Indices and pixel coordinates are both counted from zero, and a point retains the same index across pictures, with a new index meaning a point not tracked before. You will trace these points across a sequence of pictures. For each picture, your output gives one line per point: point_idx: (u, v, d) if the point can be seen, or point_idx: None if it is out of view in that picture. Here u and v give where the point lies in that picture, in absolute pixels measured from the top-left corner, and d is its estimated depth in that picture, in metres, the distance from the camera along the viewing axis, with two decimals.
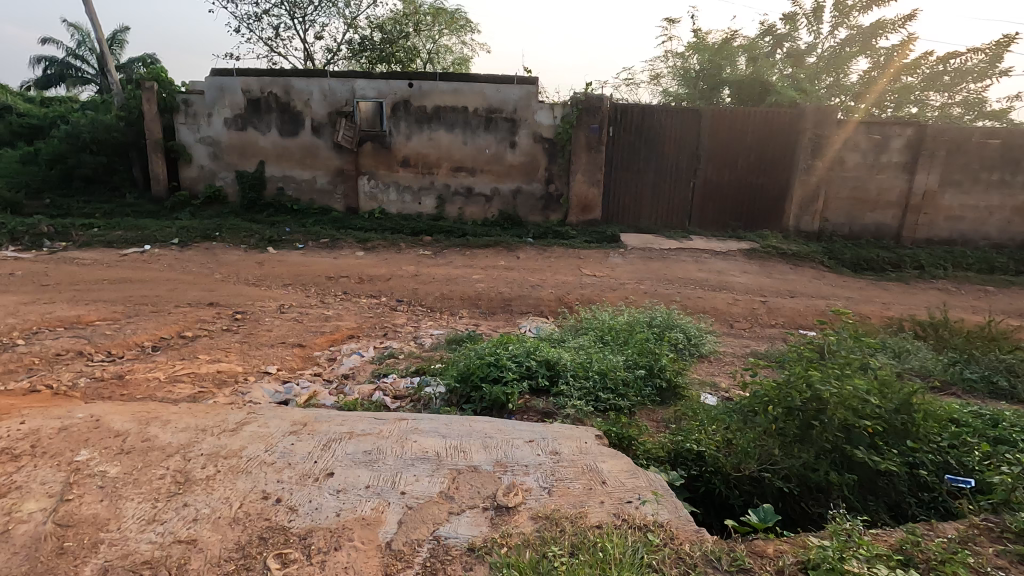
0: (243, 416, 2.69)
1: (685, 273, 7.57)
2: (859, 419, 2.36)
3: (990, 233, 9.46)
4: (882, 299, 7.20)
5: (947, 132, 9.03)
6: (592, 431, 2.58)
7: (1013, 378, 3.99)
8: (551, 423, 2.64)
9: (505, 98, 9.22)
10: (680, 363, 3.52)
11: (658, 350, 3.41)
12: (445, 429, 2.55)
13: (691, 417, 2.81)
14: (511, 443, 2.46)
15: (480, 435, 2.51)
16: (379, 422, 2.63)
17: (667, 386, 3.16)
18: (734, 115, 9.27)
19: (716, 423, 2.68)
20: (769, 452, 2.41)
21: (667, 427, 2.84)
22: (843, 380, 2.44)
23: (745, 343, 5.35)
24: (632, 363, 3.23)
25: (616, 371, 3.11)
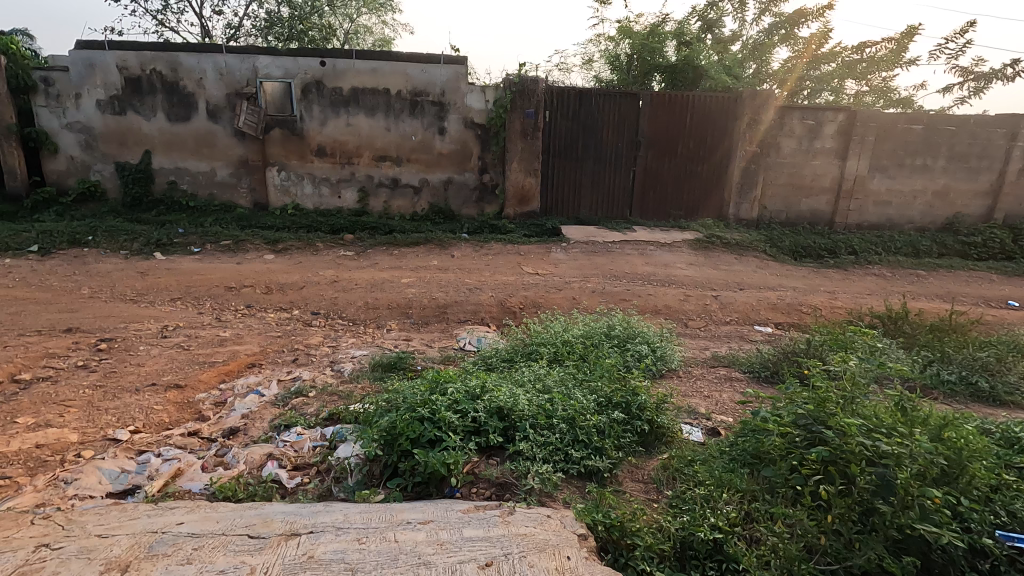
0: (32, 552, 1.81)
1: (632, 268, 7.12)
2: (925, 489, 1.93)
3: (914, 217, 9.72)
4: (827, 288, 7.07)
5: (876, 118, 9.11)
6: (574, 527, 2.00)
7: (990, 377, 3.75)
8: (511, 517, 2.02)
9: (432, 79, 8.37)
10: (655, 389, 2.98)
11: (632, 380, 2.83)
12: (357, 553, 1.81)
13: (690, 477, 2.29)
14: (458, 572, 1.76)
15: (413, 560, 1.80)
16: (254, 546, 1.84)
17: (648, 429, 2.60)
18: (673, 100, 8.90)
19: (727, 489, 2.18)
20: (812, 537, 1.98)
21: (661, 492, 2.29)
22: (910, 440, 2.05)
23: (705, 349, 4.93)
24: (604, 402, 2.64)
25: (587, 415, 2.49)
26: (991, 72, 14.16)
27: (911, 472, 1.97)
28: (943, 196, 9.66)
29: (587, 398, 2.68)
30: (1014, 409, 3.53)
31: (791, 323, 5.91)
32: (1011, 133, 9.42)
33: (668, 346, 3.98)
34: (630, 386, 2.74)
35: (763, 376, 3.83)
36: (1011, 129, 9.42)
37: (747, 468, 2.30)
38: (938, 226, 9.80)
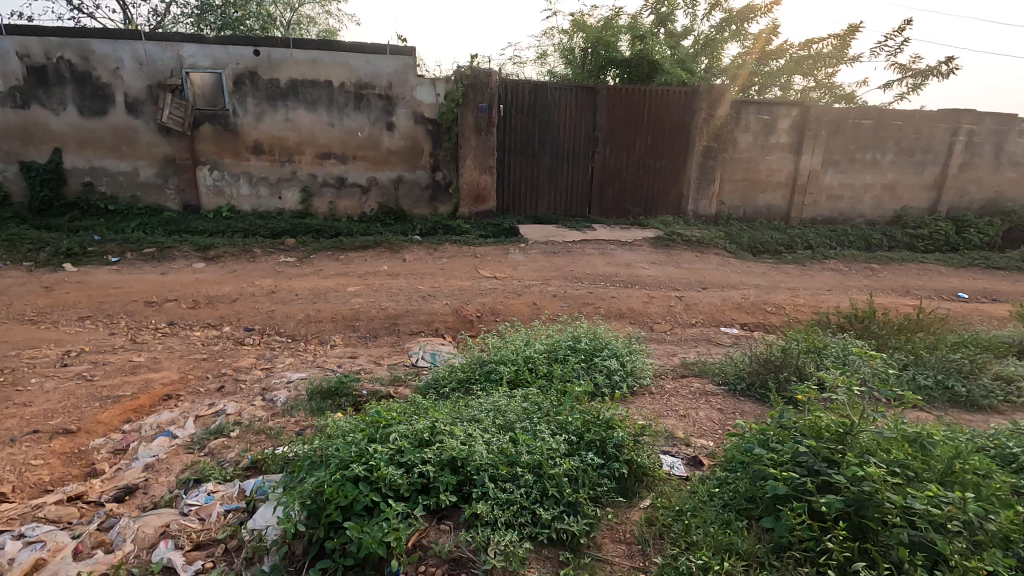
0: None
1: (594, 269, 6.85)
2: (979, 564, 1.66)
3: (865, 211, 9.86)
4: (788, 284, 7.00)
5: (828, 113, 9.16)
6: None
7: (965, 380, 3.63)
8: None
9: (378, 71, 7.83)
10: (629, 415, 2.69)
11: (604, 409, 2.51)
12: None
13: (679, 536, 2.00)
14: None
15: None
16: None
17: (627, 472, 2.29)
18: (630, 95, 8.67)
19: (725, 554, 1.90)
20: None
21: (646, 555, 1.99)
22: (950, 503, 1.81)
23: (674, 357, 4.68)
24: (574, 442, 2.32)
25: (555, 460, 2.18)
26: (928, 69, 14.67)
27: (964, 548, 1.72)
28: (891, 190, 9.84)
29: (555, 436, 2.34)
30: (993, 414, 3.40)
31: (756, 323, 5.77)
32: (953, 128, 9.68)
33: (638, 359, 3.70)
34: (602, 418, 2.42)
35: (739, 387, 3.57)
36: (953, 123, 9.68)
37: (744, 520, 2.02)
38: (887, 219, 9.98)
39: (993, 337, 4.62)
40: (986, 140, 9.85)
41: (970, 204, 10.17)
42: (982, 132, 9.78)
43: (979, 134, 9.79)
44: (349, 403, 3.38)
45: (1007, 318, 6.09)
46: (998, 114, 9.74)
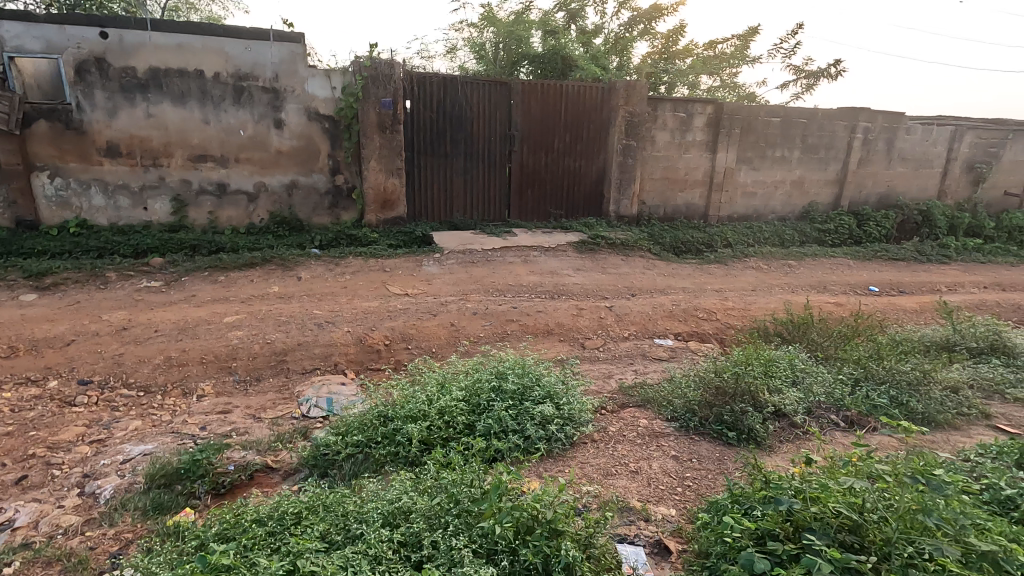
0: None
1: (516, 279, 6.28)
2: None
3: (776, 208, 10.04)
4: (714, 286, 6.80)
5: (740, 111, 9.16)
6: None
7: (917, 394, 3.37)
8: None
9: (260, 60, 6.78)
10: (577, 501, 2.11)
11: (545, 503, 1.92)
12: None
13: None
14: None
15: None
16: None
17: None
18: (545, 90, 8.18)
19: None
20: None
21: None
22: None
23: (610, 382, 4.18)
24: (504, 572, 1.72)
25: None
26: (819, 70, 15.49)
27: None
28: (799, 186, 10.08)
29: (478, 564, 1.73)
30: (950, 431, 3.15)
31: (690, 332, 5.44)
32: (851, 125, 10.04)
33: (577, 396, 3.15)
34: (544, 522, 1.83)
35: (691, 420, 3.08)
36: (852, 121, 10.04)
37: None
38: (796, 215, 10.24)
39: (921, 337, 4.52)
40: (879, 137, 10.33)
41: (867, 197, 10.66)
42: (876, 129, 10.24)
43: (873, 131, 10.24)
44: (207, 487, 2.61)
45: (921, 310, 6.19)
46: (888, 112, 10.23)
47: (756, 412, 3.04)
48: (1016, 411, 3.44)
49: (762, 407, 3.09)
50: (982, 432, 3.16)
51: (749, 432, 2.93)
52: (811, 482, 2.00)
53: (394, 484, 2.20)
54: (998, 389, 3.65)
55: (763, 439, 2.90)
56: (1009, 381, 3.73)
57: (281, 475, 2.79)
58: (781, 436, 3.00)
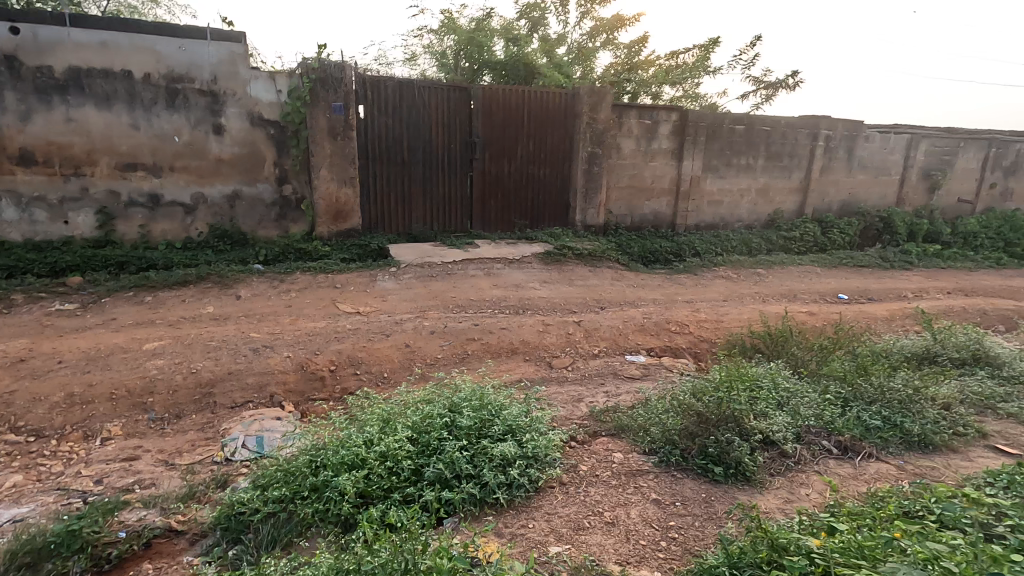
0: None
1: (478, 294, 5.88)
2: None
3: (743, 215, 9.95)
4: (685, 297, 6.55)
5: (705, 118, 9.03)
6: None
7: (910, 413, 3.11)
8: None
9: (196, 60, 6.25)
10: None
11: None
12: None
13: None
14: None
15: None
16: None
17: None
18: (507, 96, 7.87)
19: None
20: None
21: None
22: None
23: (580, 407, 3.82)
24: None
25: None
26: (778, 81, 15.71)
27: None
28: (764, 194, 10.02)
29: None
30: (949, 455, 2.88)
31: (662, 347, 5.15)
32: (813, 133, 10.06)
33: (544, 428, 2.77)
34: None
35: (672, 452, 2.73)
36: (814, 129, 10.05)
37: None
38: (762, 223, 10.17)
39: (901, 347, 4.32)
40: (840, 145, 10.39)
41: (830, 205, 10.69)
42: (837, 137, 10.29)
43: (834, 139, 10.29)
44: (85, 564, 2.15)
45: (892, 318, 6.05)
46: (848, 121, 10.30)
47: (743, 442, 2.70)
48: (1012, 428, 3.21)
49: (749, 435, 2.76)
50: (983, 455, 2.90)
51: (737, 466, 2.59)
52: (832, 559, 1.73)
53: (313, 566, 1.78)
54: (988, 404, 3.43)
55: (753, 474, 2.56)
56: (999, 395, 3.52)
57: (188, 541, 2.35)
58: (772, 468, 2.67)
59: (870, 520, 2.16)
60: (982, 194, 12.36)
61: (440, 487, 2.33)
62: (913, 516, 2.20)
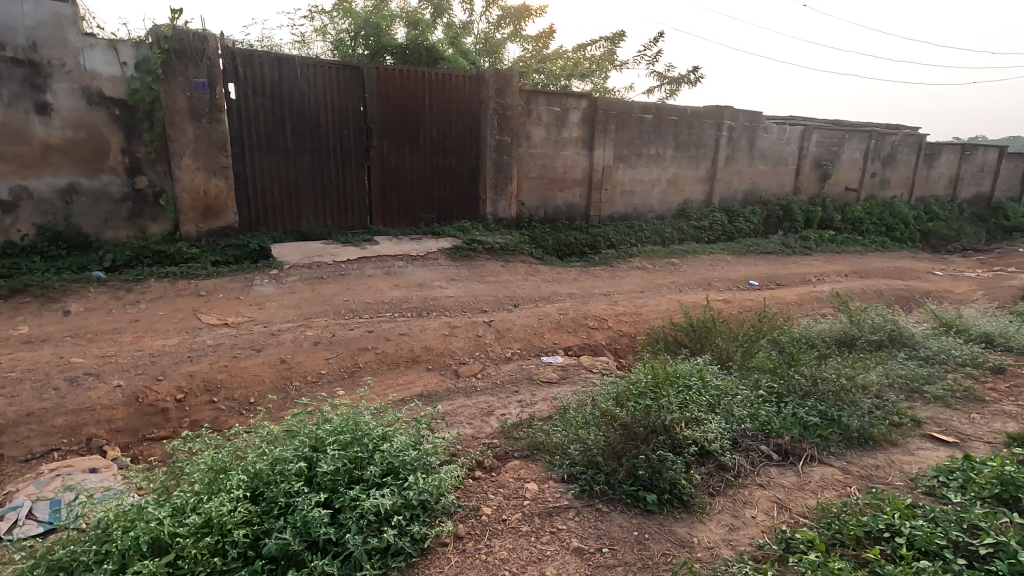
0: None
1: (376, 296, 5.18)
2: None
3: (654, 206, 9.87)
4: (602, 290, 6.21)
5: (614, 106, 8.81)
6: None
7: (847, 406, 2.83)
8: None
9: (6, 22, 5.04)
10: None
11: None
12: None
13: None
14: None
15: None
16: None
17: None
18: (405, 78, 7.18)
19: None
20: None
21: None
22: None
23: (489, 424, 3.28)
24: None
25: None
26: (681, 77, 16.08)
27: None
28: (674, 185, 10.00)
29: None
30: (890, 450, 2.62)
31: (580, 346, 4.73)
32: (717, 123, 10.18)
33: (436, 461, 2.19)
34: None
35: (596, 476, 2.24)
36: (717, 119, 10.18)
37: None
38: (673, 213, 10.16)
39: (820, 332, 4.15)
40: (742, 136, 10.62)
41: (735, 194, 10.92)
42: (738, 127, 10.50)
43: (736, 130, 10.49)
44: None
45: (802, 301, 6.04)
46: (748, 112, 10.54)
47: (678, 459, 2.27)
48: (941, 412, 3.03)
49: (684, 447, 2.34)
50: (922, 447, 2.66)
51: (673, 489, 2.15)
52: None
53: None
54: (915, 387, 3.26)
55: (691, 498, 2.13)
56: (922, 377, 3.37)
57: None
58: (709, 485, 2.26)
59: (839, 556, 1.77)
60: (866, 183, 13.22)
61: (285, 568, 1.71)
62: (880, 541, 1.84)
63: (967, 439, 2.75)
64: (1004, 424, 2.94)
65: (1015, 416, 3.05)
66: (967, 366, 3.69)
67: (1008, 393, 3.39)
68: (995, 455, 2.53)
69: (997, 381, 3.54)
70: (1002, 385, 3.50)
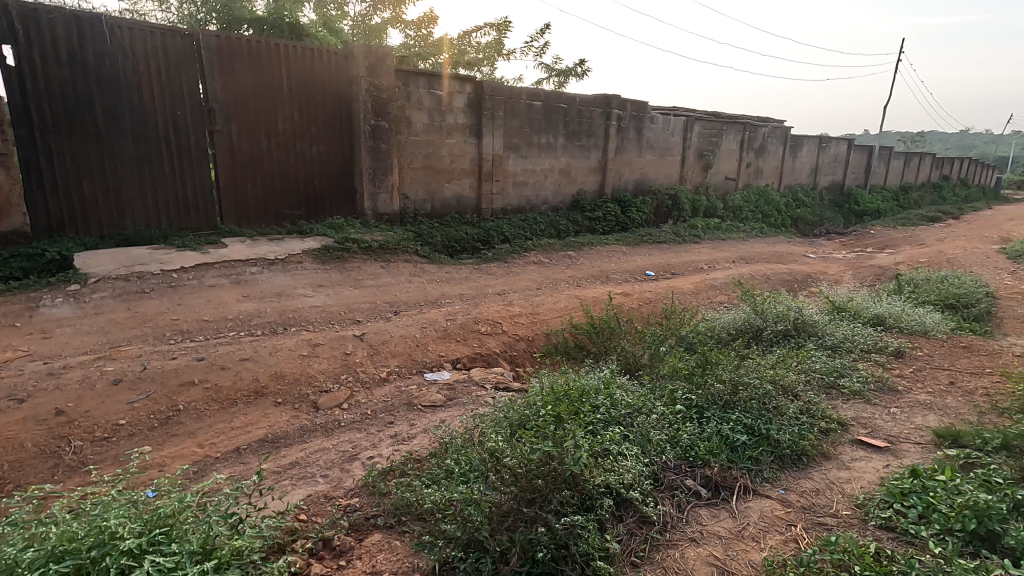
0: None
1: (217, 311, 4.16)
2: None
3: (547, 197, 9.48)
4: (494, 289, 5.61)
5: (501, 91, 8.25)
6: None
7: (774, 417, 2.42)
8: None
9: None
10: None
11: None
12: None
13: None
14: None
15: None
16: None
17: None
18: (256, 52, 6.08)
19: None
20: None
21: None
22: None
23: (350, 476, 2.51)
24: None
25: None
26: (570, 70, 15.98)
27: None
28: (567, 175, 9.68)
29: None
30: (825, 466, 2.24)
31: (470, 357, 4.08)
32: (605, 112, 10.00)
33: None
34: None
35: (482, 561, 1.64)
36: (605, 108, 9.99)
37: None
38: (566, 204, 9.84)
39: (725, 325, 3.84)
40: (630, 125, 10.55)
41: (626, 184, 10.85)
42: (626, 117, 10.40)
43: (624, 119, 10.38)
44: None
45: (698, 290, 5.85)
46: (635, 101, 10.48)
47: (589, 523, 1.72)
48: (863, 410, 2.75)
49: (595, 501, 1.80)
50: (857, 457, 2.31)
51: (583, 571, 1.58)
52: None
53: None
54: (830, 382, 2.98)
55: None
56: (836, 370, 3.11)
57: None
58: (630, 552, 1.72)
59: None
60: (742, 173, 13.87)
61: None
62: None
63: (896, 441, 2.45)
64: (924, 417, 2.71)
65: (930, 406, 2.84)
66: (871, 353, 3.53)
67: (914, 379, 3.23)
68: (933, 461, 2.23)
69: (901, 367, 3.39)
70: (907, 370, 3.36)
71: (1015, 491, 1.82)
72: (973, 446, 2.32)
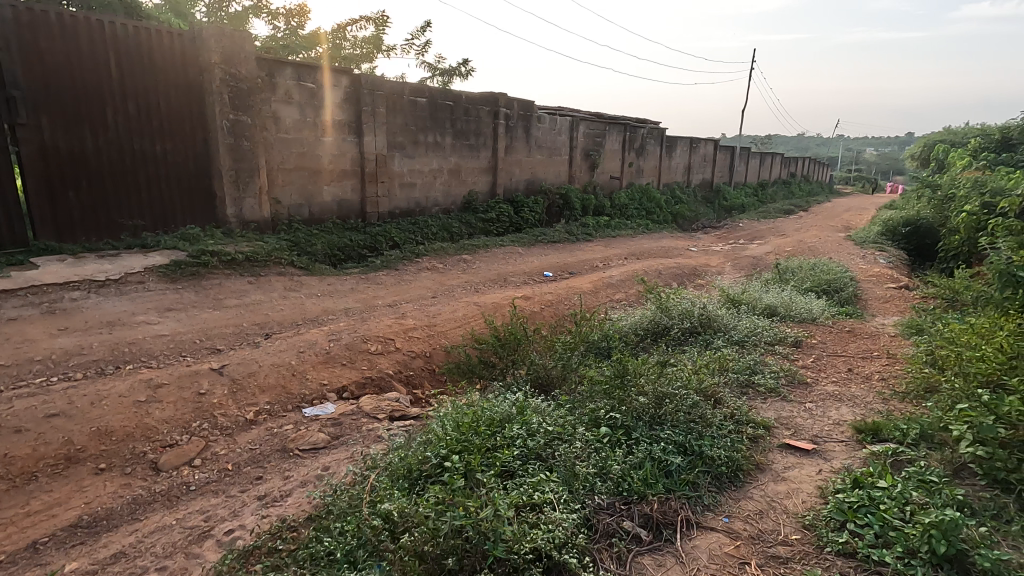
0: None
1: (18, 351, 3.22)
2: None
3: (437, 198, 9.00)
4: (385, 300, 5.06)
5: (381, 86, 7.65)
6: None
7: (704, 430, 2.20)
8: None
9: None
10: None
11: None
12: None
13: None
14: None
15: None
16: None
17: None
18: (71, 28, 4.98)
19: None
20: None
21: None
22: None
23: (200, 565, 1.91)
24: None
25: None
26: (453, 70, 15.61)
27: None
28: (456, 176, 9.27)
29: None
30: (762, 480, 2.05)
31: (360, 383, 3.53)
32: (493, 111, 9.73)
33: None
34: None
35: None
36: (492, 107, 9.72)
37: None
38: (457, 205, 9.42)
39: (633, 326, 3.66)
40: (518, 125, 10.39)
41: (516, 184, 10.67)
42: (513, 116, 10.22)
43: (511, 118, 10.19)
44: None
45: (598, 289, 5.73)
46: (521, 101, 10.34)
47: None
48: (782, 409, 2.64)
49: None
50: (790, 465, 2.15)
51: None
52: None
53: None
54: (746, 381, 2.86)
55: None
56: (748, 367, 3.01)
57: None
58: None
59: None
60: (625, 172, 14.36)
61: None
62: None
63: (823, 441, 2.34)
64: (839, 410, 2.65)
65: (840, 397, 2.82)
66: (775, 345, 3.51)
67: (818, 369, 3.23)
68: (864, 461, 2.12)
69: (803, 358, 3.39)
70: (809, 361, 3.36)
71: (956, 492, 1.72)
72: (894, 440, 2.25)
